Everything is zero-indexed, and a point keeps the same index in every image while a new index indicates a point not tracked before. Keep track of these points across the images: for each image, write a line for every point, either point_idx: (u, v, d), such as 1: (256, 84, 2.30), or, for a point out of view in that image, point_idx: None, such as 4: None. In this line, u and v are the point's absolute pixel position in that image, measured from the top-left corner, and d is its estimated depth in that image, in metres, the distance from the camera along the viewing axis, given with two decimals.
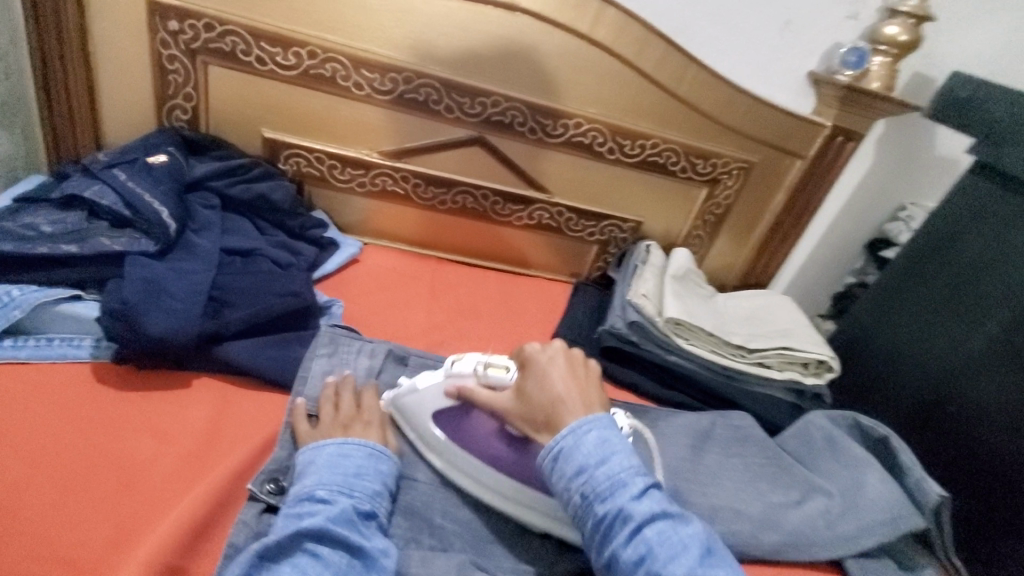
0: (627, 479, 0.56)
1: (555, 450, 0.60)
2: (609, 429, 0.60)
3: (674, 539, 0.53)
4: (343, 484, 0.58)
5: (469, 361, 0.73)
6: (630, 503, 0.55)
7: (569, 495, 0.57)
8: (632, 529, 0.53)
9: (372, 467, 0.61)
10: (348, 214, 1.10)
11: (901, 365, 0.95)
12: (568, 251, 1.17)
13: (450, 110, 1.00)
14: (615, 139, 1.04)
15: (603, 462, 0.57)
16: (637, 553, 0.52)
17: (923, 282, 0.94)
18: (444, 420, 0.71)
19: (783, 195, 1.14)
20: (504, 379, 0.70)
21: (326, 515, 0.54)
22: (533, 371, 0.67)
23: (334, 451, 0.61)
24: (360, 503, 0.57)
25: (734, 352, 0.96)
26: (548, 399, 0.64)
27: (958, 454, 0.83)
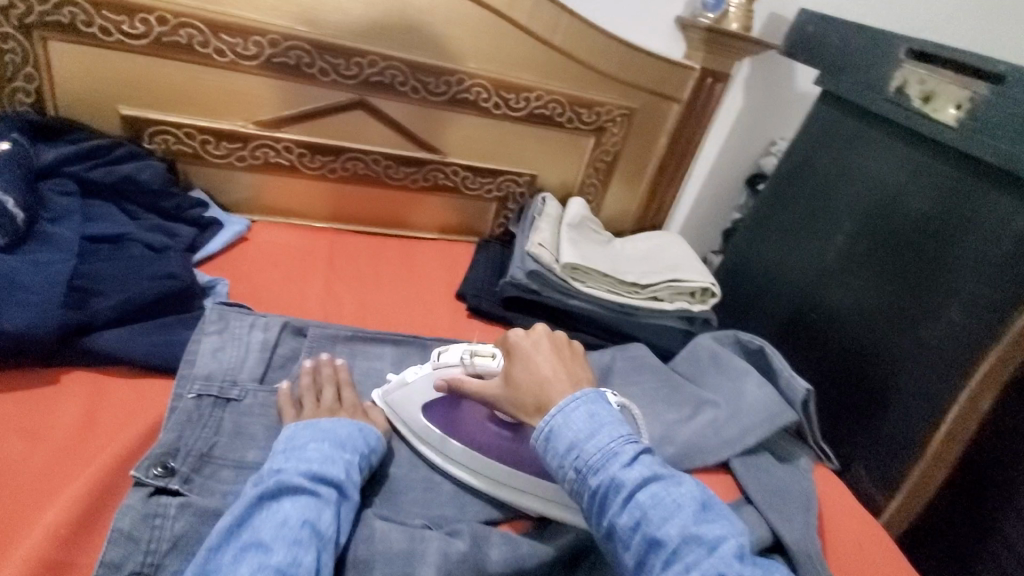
0: (617, 449, 0.56)
1: (547, 432, 0.60)
2: (597, 404, 0.61)
3: (666, 499, 0.54)
4: (336, 440, 0.61)
5: (456, 351, 0.73)
6: (621, 472, 0.55)
7: (565, 473, 0.58)
8: (625, 496, 0.54)
9: (360, 432, 0.65)
10: (231, 192, 1.04)
11: (773, 283, 1.04)
12: (468, 211, 1.17)
13: (326, 73, 0.96)
14: (500, 93, 1.05)
15: (594, 435, 0.58)
16: (633, 518, 0.53)
17: (787, 207, 1.04)
18: (435, 412, 0.72)
19: (665, 139, 1.20)
20: (490, 367, 0.70)
21: (320, 464, 0.57)
22: (519, 356, 0.68)
23: (326, 419, 0.65)
24: (354, 458, 0.61)
25: (628, 290, 1.02)
26: (535, 381, 0.65)
27: (819, 354, 0.93)
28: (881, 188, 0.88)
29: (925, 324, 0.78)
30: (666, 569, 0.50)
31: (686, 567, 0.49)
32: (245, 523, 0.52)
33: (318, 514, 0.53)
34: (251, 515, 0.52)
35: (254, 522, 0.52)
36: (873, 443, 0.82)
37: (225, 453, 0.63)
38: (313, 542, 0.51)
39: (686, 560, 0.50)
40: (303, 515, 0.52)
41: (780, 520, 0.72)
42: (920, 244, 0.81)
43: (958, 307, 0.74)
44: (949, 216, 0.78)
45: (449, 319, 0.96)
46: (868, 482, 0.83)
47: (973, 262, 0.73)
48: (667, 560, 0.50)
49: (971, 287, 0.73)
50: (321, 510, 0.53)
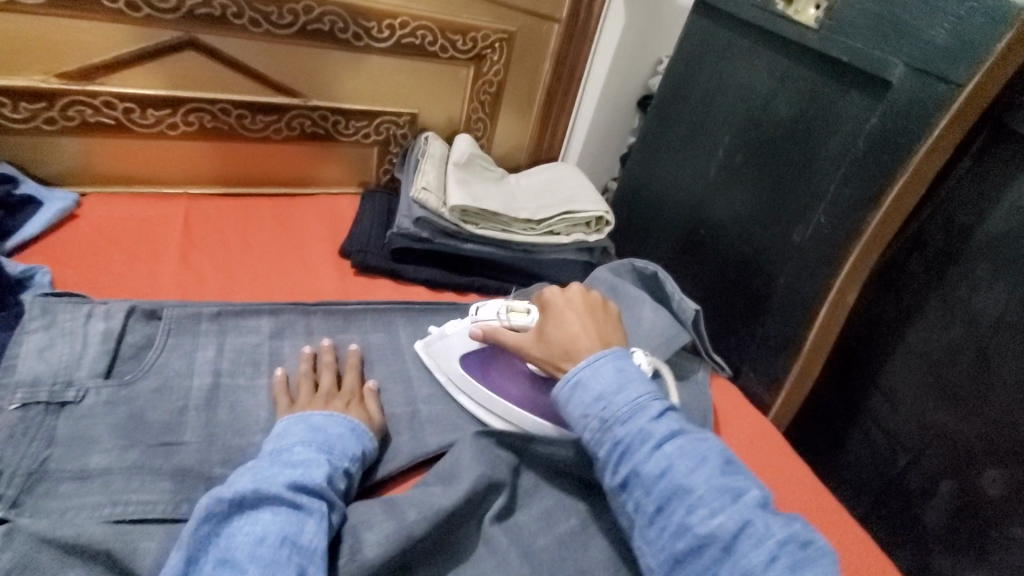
0: (642, 403, 0.57)
1: (573, 383, 0.61)
2: (624, 362, 0.62)
3: (693, 451, 0.54)
4: (323, 445, 0.57)
5: (492, 306, 0.76)
6: (647, 424, 0.56)
7: (587, 424, 0.58)
8: (652, 446, 0.54)
9: (354, 435, 0.61)
10: (50, 161, 0.87)
11: (664, 204, 1.05)
12: (347, 159, 1.07)
13: (136, 8, 0.80)
14: (358, 22, 0.93)
15: (622, 389, 0.58)
16: (658, 467, 0.53)
17: (672, 126, 1.03)
18: (471, 364, 0.75)
19: (550, 63, 1.13)
20: (527, 322, 0.73)
21: (304, 470, 0.53)
22: (555, 311, 0.70)
23: (316, 420, 0.61)
24: (340, 464, 0.57)
25: (523, 228, 0.98)
26: (568, 335, 0.67)
27: (709, 269, 0.95)
28: (753, 99, 0.88)
29: (797, 230, 0.80)
30: (690, 514, 0.51)
31: (710, 512, 0.50)
32: (217, 532, 0.47)
33: (300, 528, 0.48)
34: (228, 524, 0.48)
35: (225, 535, 0.47)
36: (757, 347, 0.87)
37: (61, 465, 0.53)
38: (293, 560, 0.46)
39: (711, 506, 0.50)
40: (283, 532, 0.47)
41: None
42: (789, 150, 0.82)
43: (824, 211, 0.77)
44: (812, 119, 0.79)
45: (334, 280, 0.88)
46: (756, 383, 0.88)
47: (833, 162, 0.76)
48: (691, 506, 0.51)
49: (833, 191, 0.76)
50: (303, 524, 0.49)
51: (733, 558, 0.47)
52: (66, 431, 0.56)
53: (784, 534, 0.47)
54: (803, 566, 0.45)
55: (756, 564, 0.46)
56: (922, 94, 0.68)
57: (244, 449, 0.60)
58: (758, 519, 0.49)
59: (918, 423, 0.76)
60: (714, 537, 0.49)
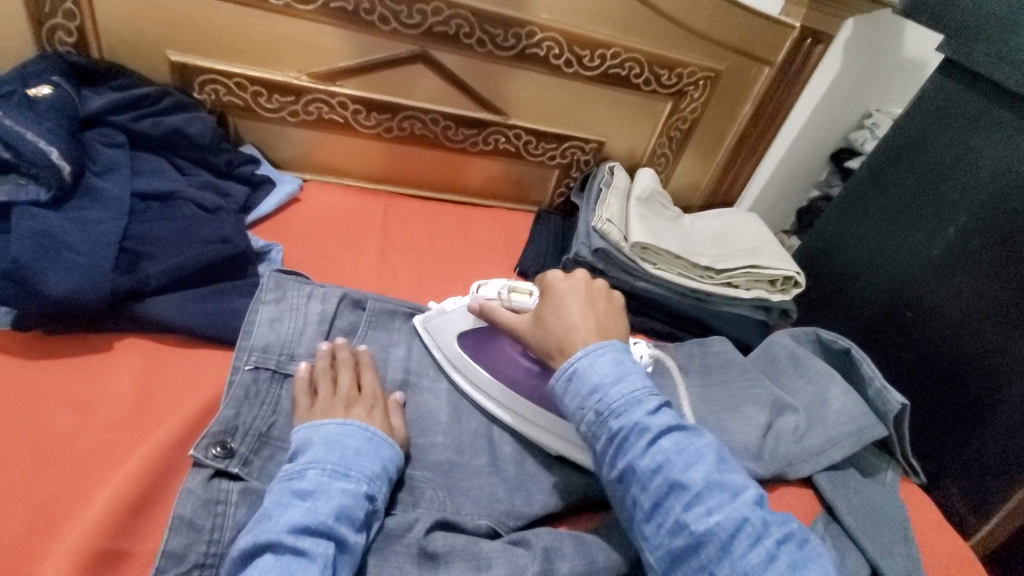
0: (641, 396, 0.53)
1: (569, 372, 0.56)
2: (624, 353, 0.57)
3: (690, 447, 0.50)
4: (340, 467, 0.51)
5: (494, 285, 0.72)
6: (644, 418, 0.52)
7: (583, 415, 0.54)
8: (649, 441, 0.50)
9: (372, 448, 0.54)
10: (282, 147, 0.98)
11: (864, 275, 0.95)
12: (528, 178, 1.09)
13: (386, 22, 0.87)
14: (572, 49, 0.94)
15: (619, 381, 0.54)
16: (654, 462, 0.49)
17: (885, 191, 0.94)
18: (468, 340, 0.72)
19: (749, 106, 1.08)
20: (525, 304, 0.69)
21: (309, 506, 0.47)
22: (552, 297, 0.64)
23: (332, 430, 0.54)
24: (357, 487, 0.50)
25: (701, 274, 0.93)
26: (562, 326, 0.61)
27: (914, 357, 0.85)
28: (1005, 176, 0.77)
29: None
30: (688, 510, 0.47)
31: (708, 510, 0.47)
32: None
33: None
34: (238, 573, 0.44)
35: None
36: (969, 460, 0.76)
37: (283, 435, 0.59)
38: None
39: (709, 504, 0.47)
40: None
41: (873, 543, 0.65)
42: None
43: None
44: None
45: None
46: (959, 500, 0.78)
47: None
48: (688, 503, 0.48)
49: None
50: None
51: (727, 558, 0.45)
52: (287, 402, 0.62)
53: (781, 534, 0.46)
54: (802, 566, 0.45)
55: (753, 563, 0.45)
56: None
57: (427, 451, 0.63)
58: (752, 517, 0.47)
59: None
60: (711, 535, 0.46)
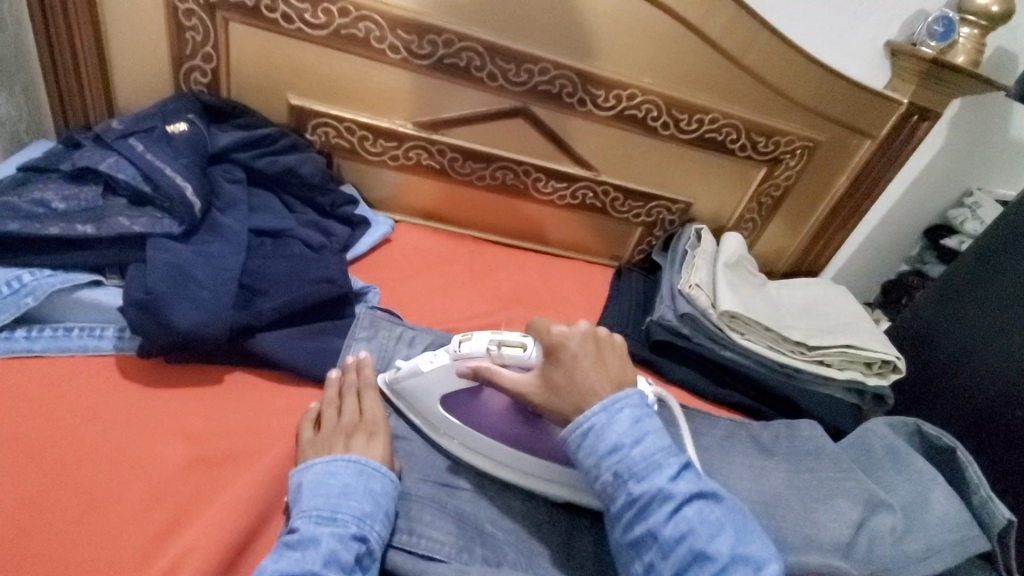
0: (663, 460, 0.51)
1: (585, 427, 0.54)
2: (643, 408, 0.55)
3: (713, 516, 0.50)
4: (327, 512, 0.51)
5: (479, 337, 0.62)
6: (667, 484, 0.50)
7: (600, 477, 0.53)
8: (672, 509, 0.49)
9: (361, 485, 0.54)
10: (379, 188, 1.01)
11: (964, 366, 0.90)
12: (610, 233, 1.09)
13: (494, 78, 0.90)
14: (671, 113, 0.95)
15: (639, 441, 0.53)
16: (677, 531, 0.48)
17: (992, 280, 0.90)
18: (454, 402, 0.65)
19: (846, 177, 1.05)
20: (522, 360, 0.61)
21: (297, 556, 0.47)
22: (562, 359, 0.59)
23: (318, 470, 0.55)
24: (344, 530, 0.50)
25: (793, 349, 0.89)
26: (582, 395, 0.57)
27: (1019, 461, 0.78)
28: None
29: None
30: None
31: None
32: None
33: None
34: None
35: None
36: None
37: None
38: None
39: None
40: None
41: None
42: None
43: None
44: None
45: None
46: None
47: None
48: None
49: None
50: None
51: None
52: None
53: None
54: None
55: None
56: None
57: (512, 514, 0.63)
58: None
59: None
60: None
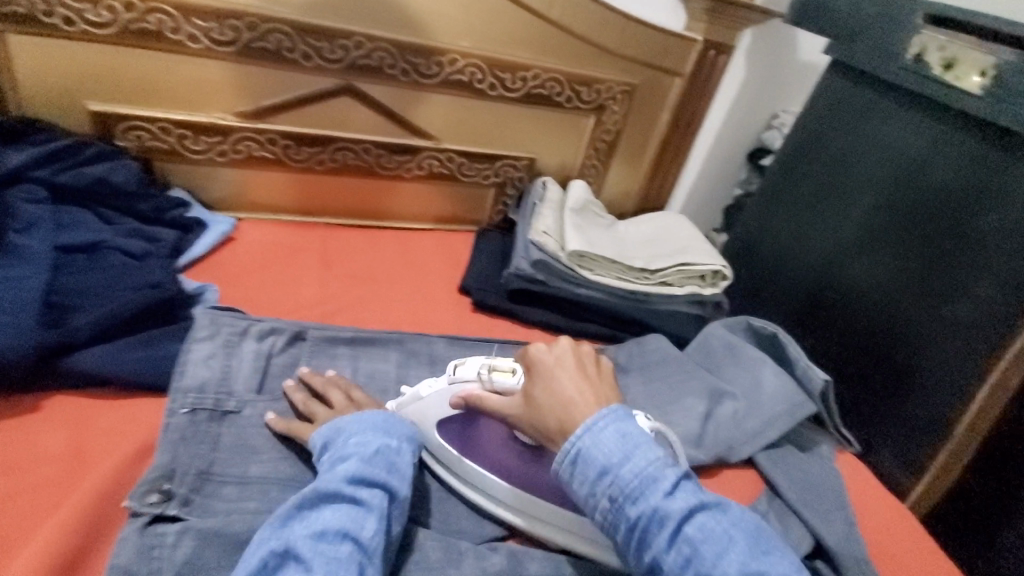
0: (657, 475, 0.51)
1: (573, 454, 0.54)
2: (627, 422, 0.55)
3: (716, 530, 0.49)
4: (380, 430, 0.58)
5: (473, 363, 0.67)
6: (663, 502, 0.50)
7: (598, 504, 0.52)
8: (672, 531, 0.49)
9: (400, 418, 0.61)
10: (213, 189, 0.97)
11: (784, 262, 1.01)
12: (465, 199, 1.12)
13: (308, 58, 0.89)
14: (495, 73, 0.99)
15: (629, 458, 0.53)
16: (682, 556, 0.48)
17: (794, 182, 1.01)
18: (451, 429, 0.67)
19: (667, 114, 1.14)
20: (510, 385, 0.64)
21: (363, 465, 0.54)
22: (540, 374, 0.62)
23: (360, 409, 0.61)
24: (395, 450, 0.57)
25: (637, 275, 0.98)
26: (558, 402, 0.59)
27: (836, 335, 0.90)
28: (899, 160, 0.84)
29: (952, 303, 0.74)
30: None
31: None
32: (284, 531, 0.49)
33: (360, 525, 0.49)
34: (295, 520, 0.50)
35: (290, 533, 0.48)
36: (898, 425, 0.80)
37: (225, 469, 0.59)
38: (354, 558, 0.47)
39: None
40: (344, 528, 0.48)
41: (812, 517, 0.69)
42: (940, 220, 0.78)
43: (990, 285, 0.71)
44: (975, 187, 0.74)
45: (455, 315, 0.92)
46: (892, 465, 0.81)
47: (1001, 235, 0.71)
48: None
49: (1002, 263, 0.70)
50: (364, 521, 0.50)
51: None
52: (229, 439, 0.62)
53: None
54: None
55: None
56: None
57: None
58: None
59: None
60: None
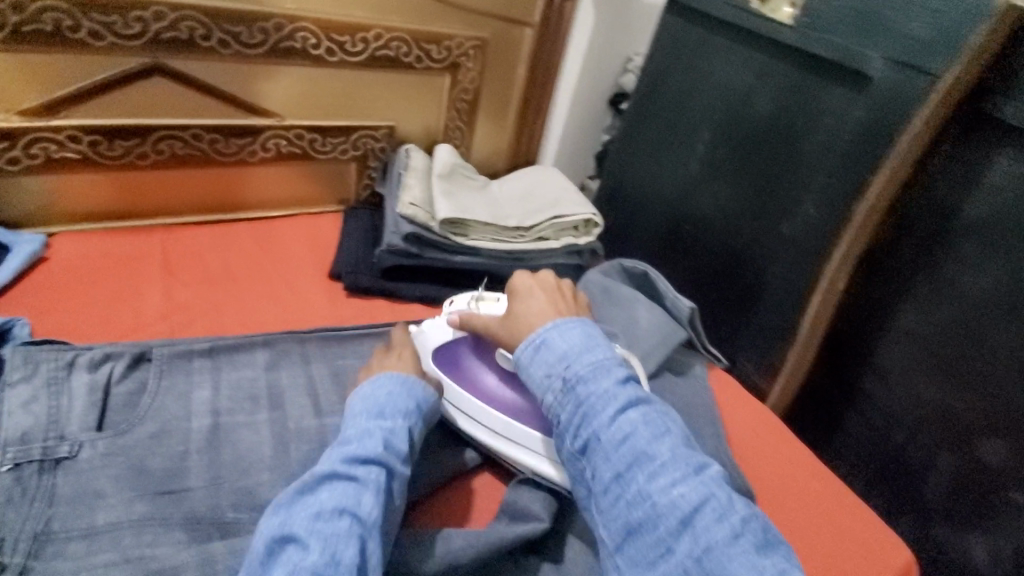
0: (609, 369, 0.58)
1: (539, 346, 0.62)
2: (591, 330, 0.63)
3: (655, 421, 0.54)
4: (376, 409, 0.59)
5: (462, 298, 0.75)
6: (611, 389, 0.56)
7: (551, 385, 0.59)
8: (615, 412, 0.54)
9: (404, 390, 0.61)
10: (11, 204, 0.82)
11: (643, 201, 1.05)
12: (324, 177, 1.04)
13: (98, 37, 0.77)
14: (330, 36, 0.91)
15: (586, 353, 0.59)
16: (620, 433, 0.53)
17: (646, 123, 1.04)
18: (447, 358, 0.72)
19: (524, 67, 1.12)
20: (496, 308, 0.72)
21: (360, 444, 0.54)
22: (519, 294, 0.71)
23: (366, 387, 0.62)
24: (396, 424, 0.57)
25: (513, 234, 0.97)
26: (531, 316, 0.68)
27: (696, 263, 0.96)
28: (731, 94, 0.88)
29: (785, 221, 0.81)
30: (650, 481, 0.50)
31: (671, 481, 0.50)
32: (290, 503, 0.50)
33: (358, 500, 0.50)
34: (296, 500, 0.50)
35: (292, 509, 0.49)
36: (754, 336, 0.87)
37: (65, 524, 0.51)
38: (353, 532, 0.47)
39: (672, 476, 0.50)
40: (341, 504, 0.49)
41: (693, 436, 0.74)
42: (768, 145, 0.83)
43: (814, 202, 0.77)
44: (792, 112, 0.80)
45: (328, 303, 0.86)
46: (752, 370, 0.89)
47: (820, 155, 0.76)
48: (653, 473, 0.51)
49: (819, 180, 0.76)
50: (361, 496, 0.50)
51: (693, 530, 0.47)
52: (66, 490, 0.54)
53: (745, 510, 0.48)
54: (767, 546, 0.46)
55: (716, 534, 0.46)
56: (900, 85, 0.69)
57: (256, 489, 0.58)
58: (719, 491, 0.49)
59: (912, 400, 0.75)
60: (675, 505, 0.49)
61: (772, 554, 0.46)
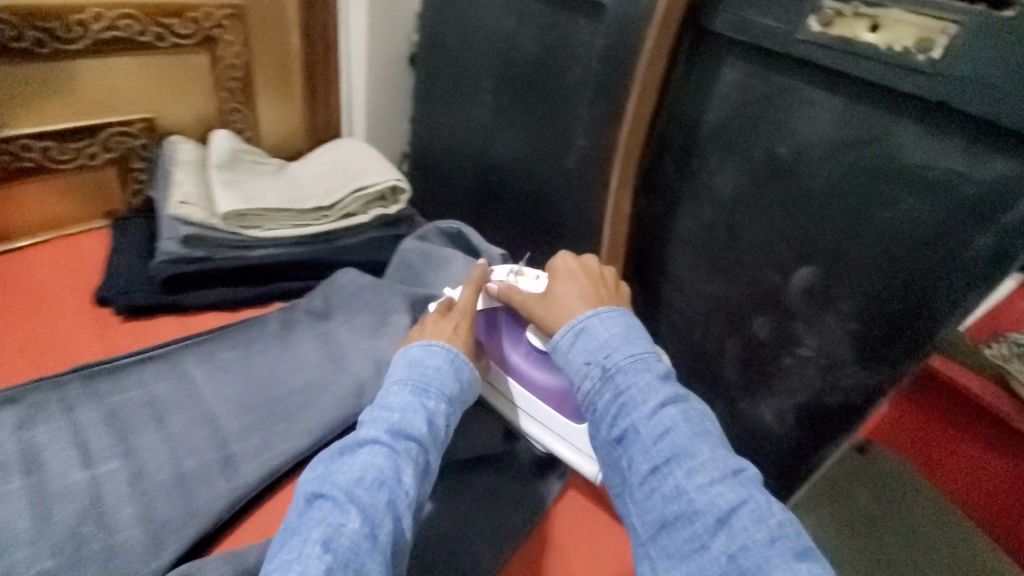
0: (650, 364, 0.56)
1: (578, 330, 0.61)
2: (632, 322, 0.61)
3: (694, 422, 0.52)
4: (419, 385, 0.58)
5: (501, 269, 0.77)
6: (653, 384, 0.55)
7: (589, 372, 0.58)
8: (655, 408, 0.53)
9: (450, 368, 0.62)
10: None
11: (449, 157, 1.04)
12: (79, 189, 0.90)
13: None
14: (34, 24, 0.77)
15: (625, 345, 0.58)
16: (659, 428, 0.52)
17: (435, 77, 1.01)
18: (484, 330, 0.77)
19: (297, 35, 1.00)
20: (533, 286, 0.73)
21: (401, 416, 0.55)
22: (558, 274, 0.69)
23: (415, 351, 0.62)
24: (436, 405, 0.57)
25: (314, 216, 0.90)
26: (561, 308, 0.66)
27: (504, 209, 0.98)
28: (498, 38, 0.88)
29: (566, 155, 0.85)
30: (688, 478, 0.49)
31: (710, 481, 0.48)
32: (328, 470, 0.51)
33: (398, 473, 0.51)
34: (337, 462, 0.51)
35: (331, 472, 0.51)
36: None
37: None
38: (386, 504, 0.48)
39: (711, 476, 0.49)
40: (382, 475, 0.50)
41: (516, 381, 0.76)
42: (539, 84, 0.85)
43: (582, 132, 0.82)
44: (550, 50, 0.82)
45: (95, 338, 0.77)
46: None
47: (579, 87, 0.80)
48: (690, 470, 0.49)
49: (583, 112, 0.81)
50: (403, 469, 0.51)
51: (729, 529, 0.46)
52: None
53: (783, 515, 0.47)
54: (801, 554, 0.44)
55: (754, 538, 0.45)
56: (629, 8, 0.72)
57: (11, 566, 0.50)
58: (758, 497, 0.47)
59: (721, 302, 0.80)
60: (711, 506, 0.47)
61: (807, 560, 0.44)
